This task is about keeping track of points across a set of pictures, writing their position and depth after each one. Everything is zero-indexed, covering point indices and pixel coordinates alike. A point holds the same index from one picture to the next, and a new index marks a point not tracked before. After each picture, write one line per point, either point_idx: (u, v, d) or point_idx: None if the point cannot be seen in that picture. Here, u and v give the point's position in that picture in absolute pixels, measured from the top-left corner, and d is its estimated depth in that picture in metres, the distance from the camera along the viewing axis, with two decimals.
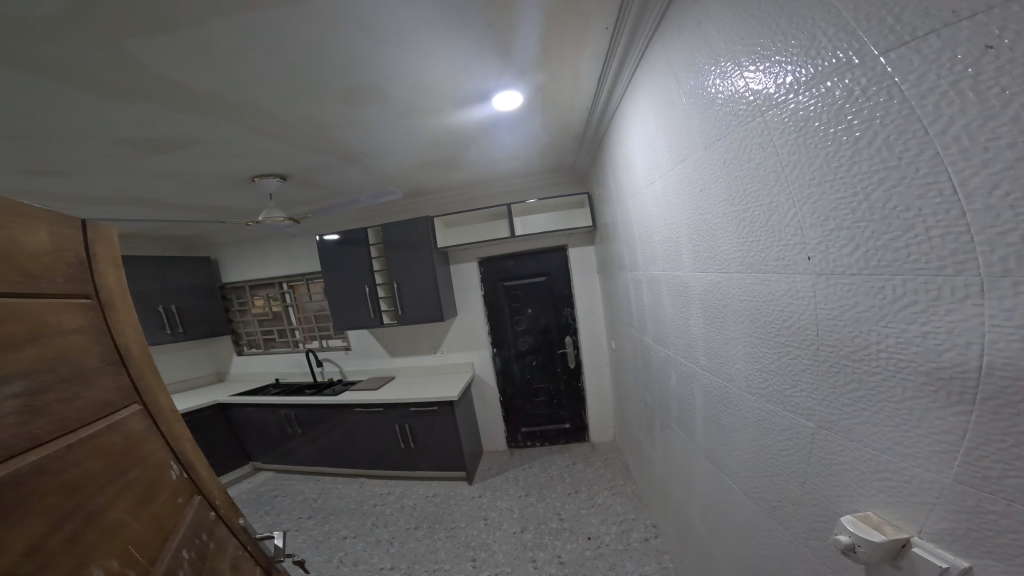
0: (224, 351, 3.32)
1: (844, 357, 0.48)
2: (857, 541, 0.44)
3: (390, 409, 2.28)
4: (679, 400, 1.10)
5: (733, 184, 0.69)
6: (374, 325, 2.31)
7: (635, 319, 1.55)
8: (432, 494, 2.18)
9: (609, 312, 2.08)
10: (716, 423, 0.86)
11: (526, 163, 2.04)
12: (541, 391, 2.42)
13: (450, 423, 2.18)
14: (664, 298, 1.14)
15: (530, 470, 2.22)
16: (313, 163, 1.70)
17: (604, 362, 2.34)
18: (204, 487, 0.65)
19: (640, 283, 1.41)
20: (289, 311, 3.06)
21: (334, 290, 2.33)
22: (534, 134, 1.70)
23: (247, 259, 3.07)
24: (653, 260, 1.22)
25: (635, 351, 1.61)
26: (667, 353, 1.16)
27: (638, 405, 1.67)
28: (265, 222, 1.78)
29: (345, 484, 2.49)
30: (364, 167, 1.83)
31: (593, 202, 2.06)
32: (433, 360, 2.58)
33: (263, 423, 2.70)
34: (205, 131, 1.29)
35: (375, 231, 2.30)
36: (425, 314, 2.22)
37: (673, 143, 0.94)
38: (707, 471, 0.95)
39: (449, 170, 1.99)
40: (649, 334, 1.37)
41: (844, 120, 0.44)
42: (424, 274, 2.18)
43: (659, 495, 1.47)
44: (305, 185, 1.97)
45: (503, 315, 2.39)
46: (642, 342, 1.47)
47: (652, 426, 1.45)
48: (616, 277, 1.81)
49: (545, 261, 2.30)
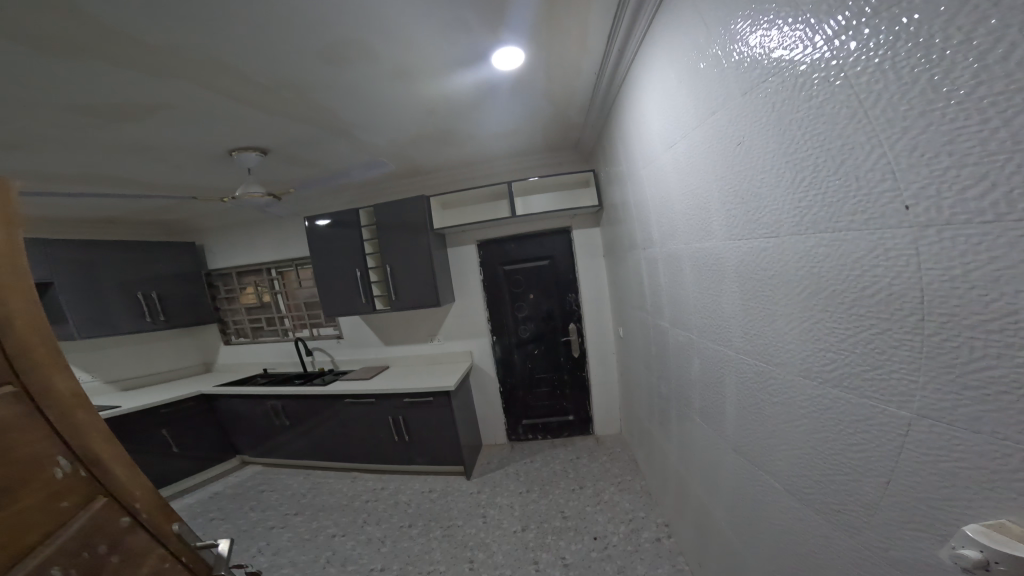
0: (210, 341, 3.26)
1: (963, 329, 0.36)
2: (992, 557, 0.33)
3: (384, 400, 2.20)
4: (704, 388, 0.97)
5: (786, 132, 0.57)
6: (367, 311, 2.19)
7: (646, 301, 1.46)
8: (429, 490, 2.09)
9: (615, 297, 1.92)
10: (754, 411, 0.75)
11: (527, 138, 1.90)
12: (544, 381, 2.25)
13: (448, 415, 2.07)
14: (682, 273, 1.04)
15: (532, 464, 2.10)
16: (298, 136, 1.57)
17: (610, 351, 2.16)
18: (117, 489, 0.49)
19: (652, 260, 1.31)
20: (277, 299, 2.96)
21: (324, 275, 2.21)
22: (536, 105, 1.56)
23: (232, 245, 2.98)
24: (670, 231, 1.11)
25: (648, 336, 1.49)
26: (687, 331, 1.06)
27: (651, 395, 1.54)
28: (242, 198, 1.63)
29: (336, 479, 2.42)
30: (356, 142, 1.71)
31: (599, 177, 1.89)
32: (430, 349, 2.46)
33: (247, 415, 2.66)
34: (171, 98, 1.16)
35: (366, 212, 2.16)
36: (419, 300, 2.08)
37: (701, 96, 0.81)
38: (749, 473, 0.80)
39: (444, 144, 1.85)
40: (663, 314, 1.26)
41: (966, 29, 0.33)
42: (419, 257, 2.04)
43: (676, 493, 1.34)
44: (289, 162, 1.83)
45: (503, 301, 2.22)
46: (654, 324, 1.38)
47: (667, 417, 1.34)
48: (625, 261, 1.69)
49: (548, 244, 2.13)
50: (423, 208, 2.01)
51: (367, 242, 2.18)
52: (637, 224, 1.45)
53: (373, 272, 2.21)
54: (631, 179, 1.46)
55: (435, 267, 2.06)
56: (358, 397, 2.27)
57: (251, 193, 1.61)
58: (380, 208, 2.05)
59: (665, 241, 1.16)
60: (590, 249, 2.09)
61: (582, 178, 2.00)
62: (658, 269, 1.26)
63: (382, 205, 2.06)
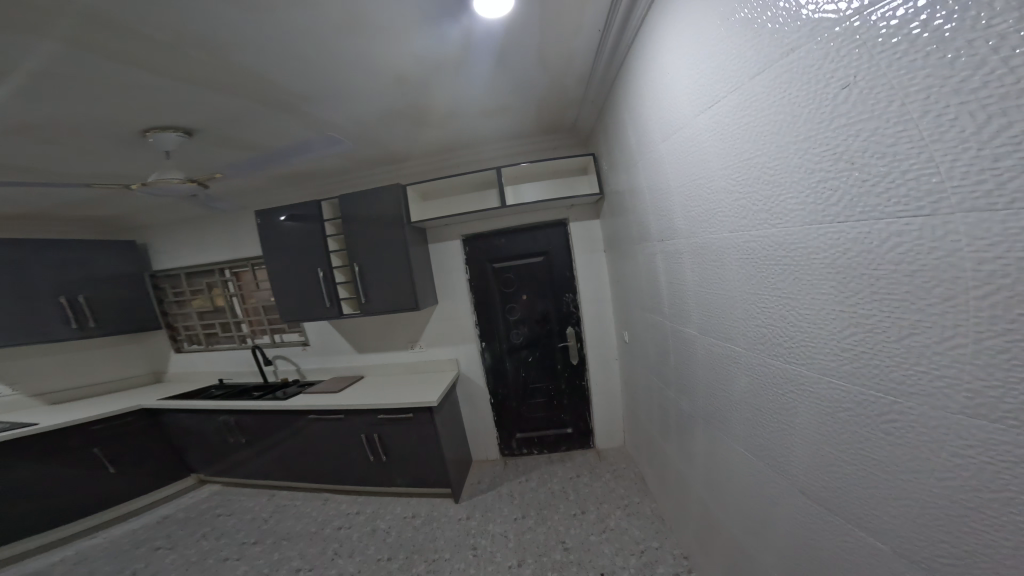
0: (159, 349, 3.20)
1: None
2: None
3: (355, 417, 1.97)
4: (762, 418, 0.75)
5: (936, 50, 0.36)
6: (333, 316, 1.92)
7: (662, 302, 1.22)
8: (411, 516, 1.88)
9: (619, 296, 1.71)
10: (841, 447, 0.57)
11: (514, 118, 1.68)
12: (539, 392, 2.01)
13: (431, 432, 1.84)
14: (724, 271, 0.80)
15: (527, 484, 1.89)
16: (231, 112, 1.31)
17: (613, 357, 1.92)
18: None
19: (675, 255, 1.06)
20: (233, 302, 2.92)
21: (283, 276, 1.93)
22: (523, 75, 1.35)
23: (184, 247, 2.94)
24: (701, 217, 0.86)
25: (662, 345, 1.26)
26: (732, 343, 0.82)
27: (666, 412, 1.33)
28: (154, 184, 1.34)
29: (305, 502, 2.29)
30: (307, 117, 1.44)
31: (600, 159, 1.66)
32: (410, 356, 2.22)
33: (198, 430, 2.58)
34: (0, 47, 0.88)
35: (330, 205, 1.90)
36: (392, 304, 1.83)
37: (758, 33, 0.60)
38: (842, 535, 0.59)
39: (419, 123, 1.60)
40: (691, 320, 1.02)
41: None
42: (394, 253, 1.79)
43: (703, 531, 1.14)
44: (221, 145, 1.56)
45: (492, 303, 1.97)
46: (675, 330, 1.13)
47: (691, 442, 1.14)
48: (633, 257, 1.45)
49: (543, 238, 1.89)
50: (396, 198, 1.76)
51: (331, 239, 1.91)
52: (653, 209, 1.20)
53: (339, 271, 1.94)
54: (644, 156, 1.20)
55: (412, 265, 1.80)
56: (324, 412, 2.06)
57: (165, 180, 1.32)
58: (345, 199, 1.80)
59: (695, 230, 0.91)
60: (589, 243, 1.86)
61: (581, 164, 1.77)
62: (682, 265, 1.02)
63: (348, 196, 1.81)
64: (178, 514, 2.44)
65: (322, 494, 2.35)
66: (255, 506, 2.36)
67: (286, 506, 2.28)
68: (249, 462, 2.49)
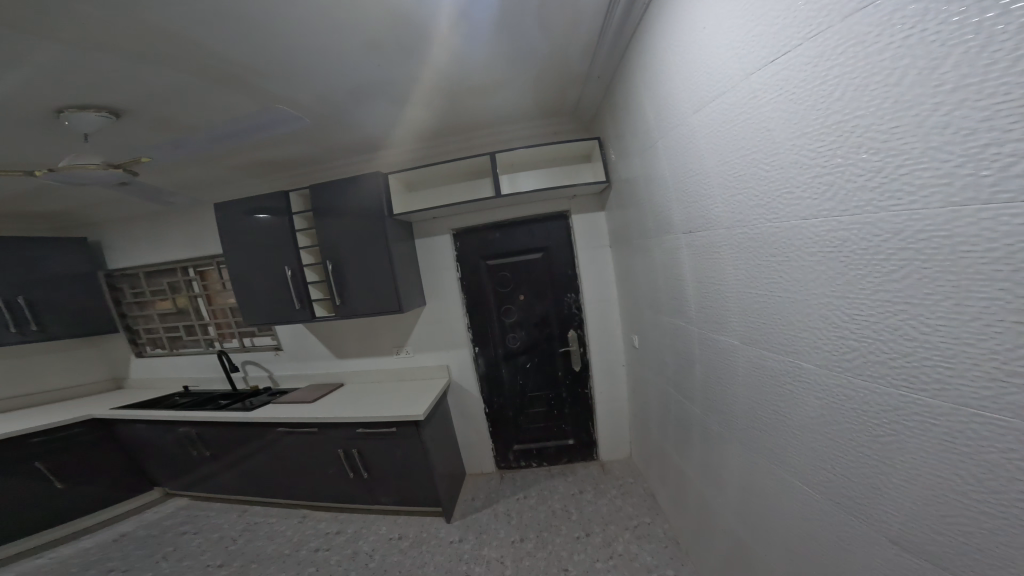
0: (118, 353, 2.96)
1: None
2: None
3: (331, 430, 1.77)
4: (847, 457, 0.57)
5: None
6: (304, 320, 1.71)
7: (687, 303, 1.02)
8: (397, 537, 1.71)
9: (627, 297, 1.55)
10: (974, 503, 0.41)
11: (508, 97, 1.50)
12: (537, 401, 1.85)
13: (418, 448, 1.66)
14: (786, 271, 0.61)
15: (525, 502, 1.73)
16: (162, 86, 1.09)
17: (620, 363, 1.75)
18: None
19: (707, 249, 0.86)
20: (198, 304, 2.66)
21: (248, 275, 1.73)
22: (519, 47, 1.17)
23: (141, 243, 2.67)
24: (752, 203, 0.67)
25: (684, 356, 1.09)
26: (797, 359, 0.63)
27: (687, 432, 1.17)
28: (68, 171, 1.11)
29: (279, 519, 2.09)
30: (258, 92, 1.21)
31: (607, 144, 1.49)
32: (395, 363, 2.03)
33: (157, 443, 2.34)
34: None
35: (299, 197, 1.69)
36: (370, 307, 1.63)
37: None
38: None
39: (400, 100, 1.40)
40: (730, 328, 0.82)
41: None
42: (373, 248, 1.59)
43: (735, 571, 0.99)
44: (158, 128, 1.33)
45: (486, 305, 1.80)
46: (708, 338, 0.93)
47: (722, 467, 0.99)
48: (648, 251, 1.25)
49: (542, 233, 1.71)
50: (376, 187, 1.56)
51: (302, 234, 1.71)
52: (673, 195, 1.00)
53: (312, 270, 1.74)
54: (664, 132, 1.00)
55: (395, 262, 1.60)
56: (295, 425, 1.85)
57: (80, 166, 1.10)
58: (316, 190, 1.60)
59: (740, 221, 0.72)
60: (592, 239, 1.68)
61: (584, 150, 1.60)
62: (718, 262, 0.82)
63: (321, 186, 1.60)
64: (137, 533, 2.22)
65: (298, 512, 2.14)
66: (224, 524, 2.14)
67: (258, 525, 2.07)
68: (215, 477, 2.26)
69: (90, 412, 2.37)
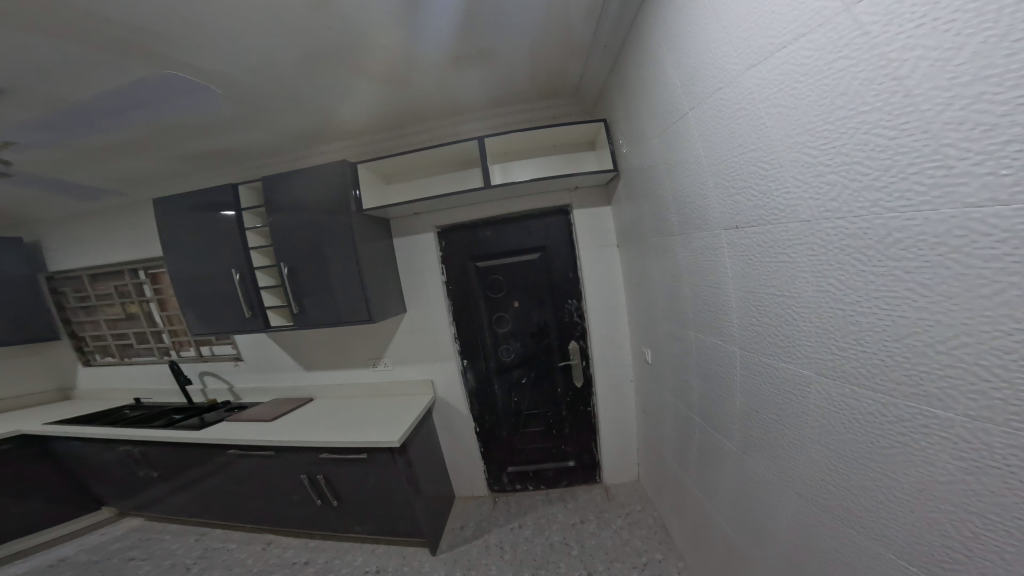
0: (64, 363, 2.65)
1: None
2: None
3: (292, 454, 1.53)
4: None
5: None
6: (255, 329, 1.48)
7: (728, 317, 0.81)
8: (374, 572, 1.49)
9: (638, 304, 1.35)
10: None
11: (497, 72, 1.28)
12: (533, 420, 1.65)
13: (394, 477, 1.44)
14: (930, 280, 0.40)
15: (521, 533, 1.53)
16: (39, 42, 0.85)
17: (628, 378, 1.55)
18: None
19: (771, 250, 0.64)
20: (149, 309, 2.36)
21: (191, 278, 1.52)
22: (508, 5, 0.96)
23: (83, 242, 2.36)
24: (867, 183, 0.45)
25: (720, 381, 0.88)
26: (941, 406, 0.41)
27: (718, 470, 0.97)
28: None
29: (240, 546, 1.85)
30: (173, 57, 0.98)
31: (614, 127, 1.28)
32: (373, 377, 1.80)
33: (99, 464, 2.06)
34: None
35: (250, 192, 1.48)
36: (333, 316, 1.40)
37: None
38: None
39: (367, 72, 1.17)
40: (805, 355, 0.60)
41: None
42: (337, 246, 1.35)
43: None
44: (49, 110, 1.11)
45: (476, 312, 1.59)
46: (763, 365, 0.71)
47: (762, 523, 0.79)
48: (669, 252, 1.03)
49: (538, 230, 1.51)
50: (343, 175, 1.33)
51: (253, 232, 1.49)
52: (712, 181, 0.77)
53: (265, 272, 1.52)
54: (699, 101, 0.77)
55: (363, 263, 1.37)
56: (251, 447, 1.61)
57: None
58: (269, 182, 1.38)
59: (837, 209, 0.50)
60: (597, 237, 1.48)
61: (589, 135, 1.38)
62: (789, 268, 0.60)
63: (268, 178, 1.38)
64: (76, 561, 1.95)
65: (264, 538, 1.90)
66: (178, 550, 1.89)
67: (216, 552, 1.82)
68: (166, 499, 1.98)
69: (22, 428, 2.08)
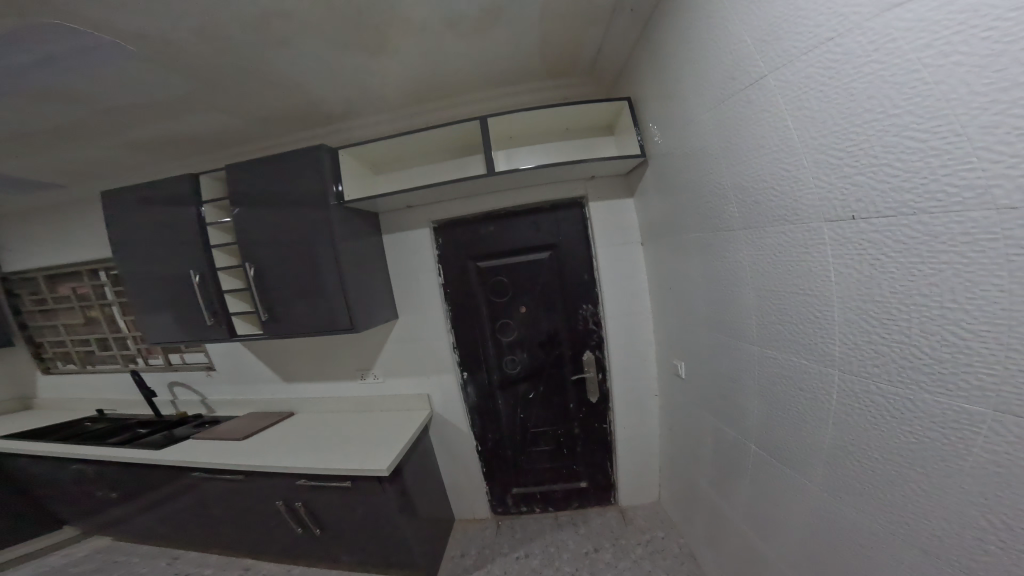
0: (21, 369, 2.41)
1: None
2: None
3: (265, 480, 1.33)
4: None
5: None
6: (220, 338, 1.27)
7: (807, 346, 0.60)
8: None
9: (666, 310, 1.19)
10: None
11: (504, 41, 1.09)
12: (542, 438, 1.49)
13: (381, 508, 1.23)
14: None
15: (528, 563, 1.36)
16: None
17: (650, 393, 1.39)
18: None
19: (900, 262, 0.44)
20: (111, 313, 2.12)
21: (145, 276, 1.31)
22: None
23: (36, 237, 2.11)
24: None
25: (791, 428, 0.68)
26: None
27: (773, 514, 0.79)
28: None
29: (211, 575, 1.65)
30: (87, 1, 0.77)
31: (640, 107, 1.09)
32: (362, 389, 1.61)
33: (52, 484, 1.84)
34: None
35: (212, 184, 1.27)
36: (308, 325, 1.20)
37: None
38: None
39: (349, 34, 0.97)
40: (981, 427, 0.39)
41: None
42: (315, 242, 1.16)
43: None
44: None
45: (478, 318, 1.42)
46: (874, 417, 0.51)
47: None
48: (712, 255, 0.82)
49: (549, 226, 1.34)
50: (321, 161, 1.13)
51: (216, 226, 1.28)
52: (796, 163, 0.56)
53: (231, 271, 1.31)
54: (790, 56, 0.54)
55: (343, 262, 1.17)
56: (218, 471, 1.40)
57: None
58: (233, 172, 1.19)
59: None
60: (616, 234, 1.31)
61: (609, 116, 1.20)
62: (953, 293, 0.39)
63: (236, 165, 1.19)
64: None
65: (239, 563, 1.70)
66: None
67: None
68: (127, 523, 1.77)
69: None
